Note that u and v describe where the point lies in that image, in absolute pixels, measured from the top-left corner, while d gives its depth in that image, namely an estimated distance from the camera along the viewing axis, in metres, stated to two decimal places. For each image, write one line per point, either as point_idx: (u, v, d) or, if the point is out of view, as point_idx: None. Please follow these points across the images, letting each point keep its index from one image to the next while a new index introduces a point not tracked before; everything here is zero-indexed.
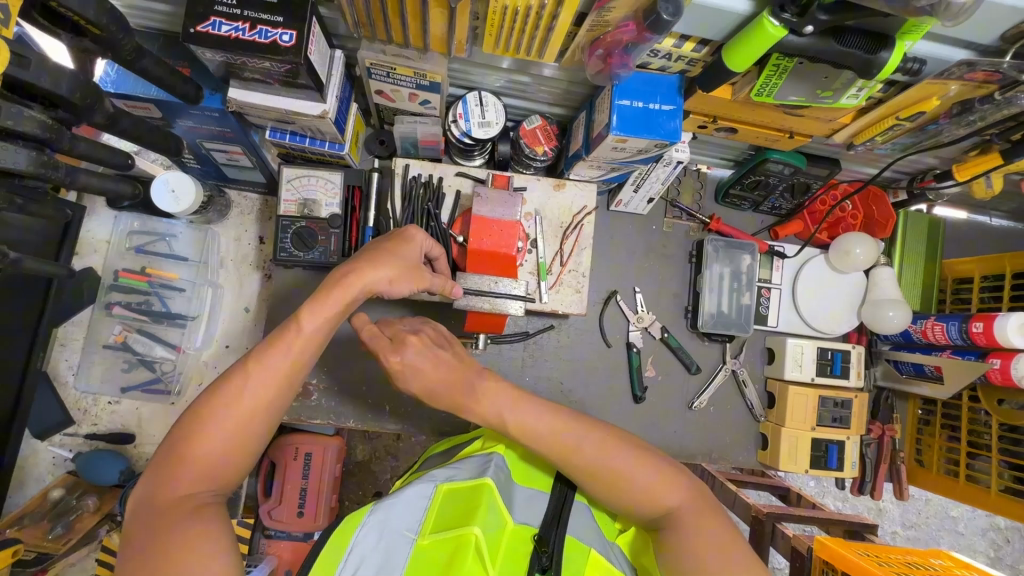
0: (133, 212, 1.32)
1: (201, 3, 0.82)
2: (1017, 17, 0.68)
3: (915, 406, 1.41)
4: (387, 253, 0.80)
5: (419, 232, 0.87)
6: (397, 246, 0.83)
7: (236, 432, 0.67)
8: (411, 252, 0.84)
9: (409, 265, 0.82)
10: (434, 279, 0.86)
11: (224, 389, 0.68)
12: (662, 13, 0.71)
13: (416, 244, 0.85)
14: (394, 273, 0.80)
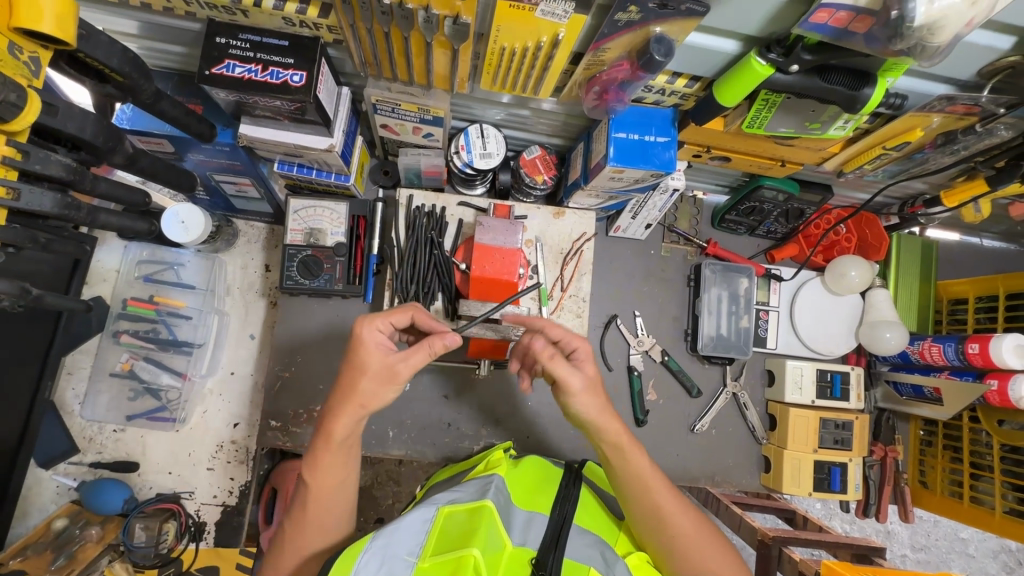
0: (142, 241, 1.35)
1: (216, 47, 0.86)
2: (991, 56, 0.72)
3: (917, 427, 1.41)
4: (353, 385, 0.77)
5: (366, 326, 0.78)
6: (357, 357, 0.77)
7: (329, 476, 0.80)
8: (366, 360, 0.77)
9: (374, 372, 0.76)
10: (406, 356, 0.77)
11: (320, 456, 0.79)
12: (653, 55, 0.75)
13: (376, 348, 0.77)
14: (366, 386, 0.77)
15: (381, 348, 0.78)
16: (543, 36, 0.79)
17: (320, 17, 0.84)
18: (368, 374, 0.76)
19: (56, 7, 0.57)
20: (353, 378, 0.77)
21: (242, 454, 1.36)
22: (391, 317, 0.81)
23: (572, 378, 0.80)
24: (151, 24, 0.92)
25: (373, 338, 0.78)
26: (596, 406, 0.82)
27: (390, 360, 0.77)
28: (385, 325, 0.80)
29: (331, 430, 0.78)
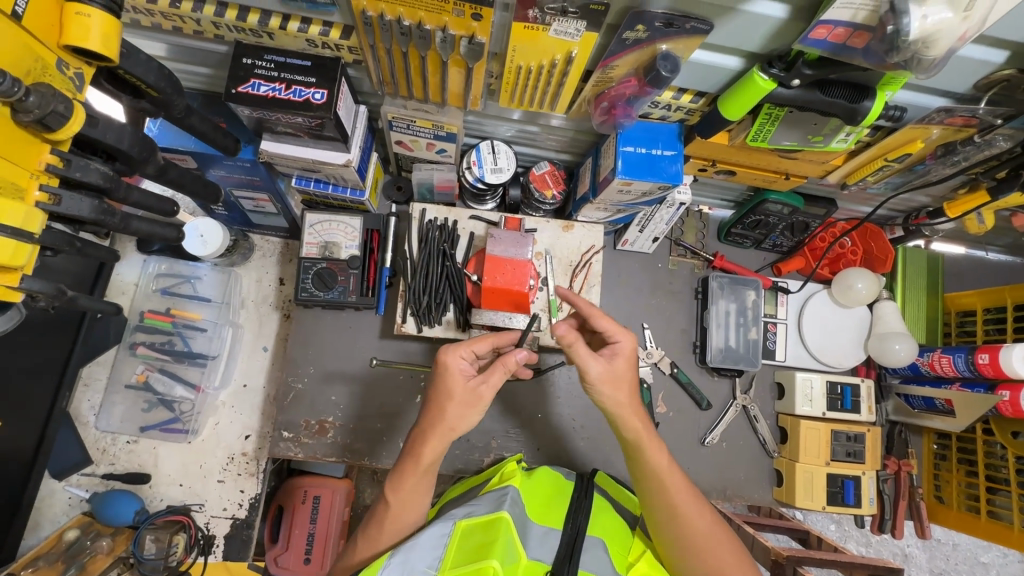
0: (162, 255, 1.38)
1: (242, 67, 0.91)
2: (986, 69, 0.75)
3: (930, 441, 1.40)
4: (441, 408, 0.83)
5: (451, 354, 0.84)
6: (444, 383, 0.83)
7: (409, 496, 0.85)
8: (454, 385, 0.83)
9: (464, 395, 0.83)
10: (493, 380, 0.84)
11: (404, 469, 0.85)
12: (660, 71, 0.78)
13: (461, 373, 0.84)
14: (454, 412, 0.83)
15: (465, 372, 0.84)
16: (555, 54, 0.82)
17: (342, 38, 0.88)
18: (456, 398, 0.83)
19: (103, 26, 0.61)
20: (439, 404, 0.84)
21: (253, 467, 1.37)
22: (474, 344, 0.88)
23: (592, 364, 0.84)
24: (180, 46, 0.97)
25: (458, 364, 0.84)
26: (620, 396, 0.85)
27: (474, 385, 0.83)
28: (467, 350, 0.86)
29: (419, 452, 0.84)
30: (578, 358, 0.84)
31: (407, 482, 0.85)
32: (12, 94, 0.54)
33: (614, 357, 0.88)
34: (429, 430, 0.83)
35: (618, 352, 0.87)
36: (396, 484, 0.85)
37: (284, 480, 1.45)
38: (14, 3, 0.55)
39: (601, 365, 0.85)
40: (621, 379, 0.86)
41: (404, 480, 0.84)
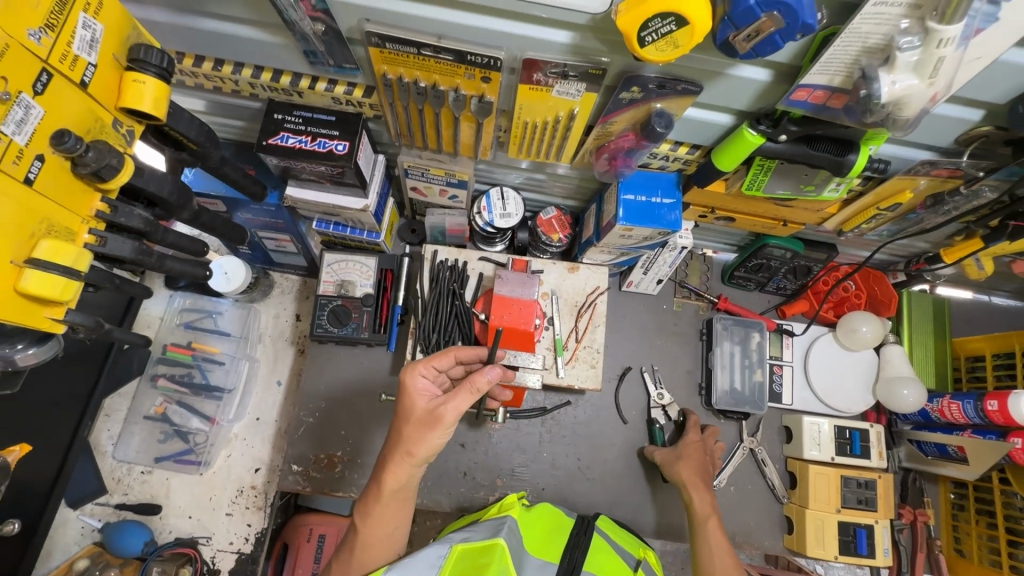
0: (187, 291, 1.46)
1: (273, 122, 1.00)
2: (964, 125, 0.79)
3: (947, 490, 1.37)
4: (401, 426, 0.86)
5: (410, 375, 0.88)
6: (405, 403, 0.87)
7: (378, 526, 0.87)
8: (413, 405, 0.86)
9: (421, 414, 0.85)
10: (449, 399, 0.84)
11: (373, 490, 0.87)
12: (656, 126, 0.84)
13: (420, 394, 0.87)
14: (413, 433, 0.84)
15: (423, 393, 0.87)
16: (558, 111, 0.89)
17: (364, 97, 0.97)
18: (414, 417, 0.85)
19: (155, 91, 0.69)
20: (399, 422, 0.87)
21: (261, 500, 1.38)
22: (434, 363, 0.92)
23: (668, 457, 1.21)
24: (218, 102, 1.07)
25: (417, 385, 0.88)
26: (688, 472, 1.17)
27: (430, 405, 0.85)
28: (425, 370, 0.90)
29: (383, 480, 0.86)
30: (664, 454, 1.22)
31: (370, 508, 0.87)
32: (74, 150, 0.61)
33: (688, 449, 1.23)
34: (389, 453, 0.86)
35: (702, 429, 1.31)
36: (362, 511, 0.88)
37: (289, 518, 1.43)
38: (83, 74, 0.62)
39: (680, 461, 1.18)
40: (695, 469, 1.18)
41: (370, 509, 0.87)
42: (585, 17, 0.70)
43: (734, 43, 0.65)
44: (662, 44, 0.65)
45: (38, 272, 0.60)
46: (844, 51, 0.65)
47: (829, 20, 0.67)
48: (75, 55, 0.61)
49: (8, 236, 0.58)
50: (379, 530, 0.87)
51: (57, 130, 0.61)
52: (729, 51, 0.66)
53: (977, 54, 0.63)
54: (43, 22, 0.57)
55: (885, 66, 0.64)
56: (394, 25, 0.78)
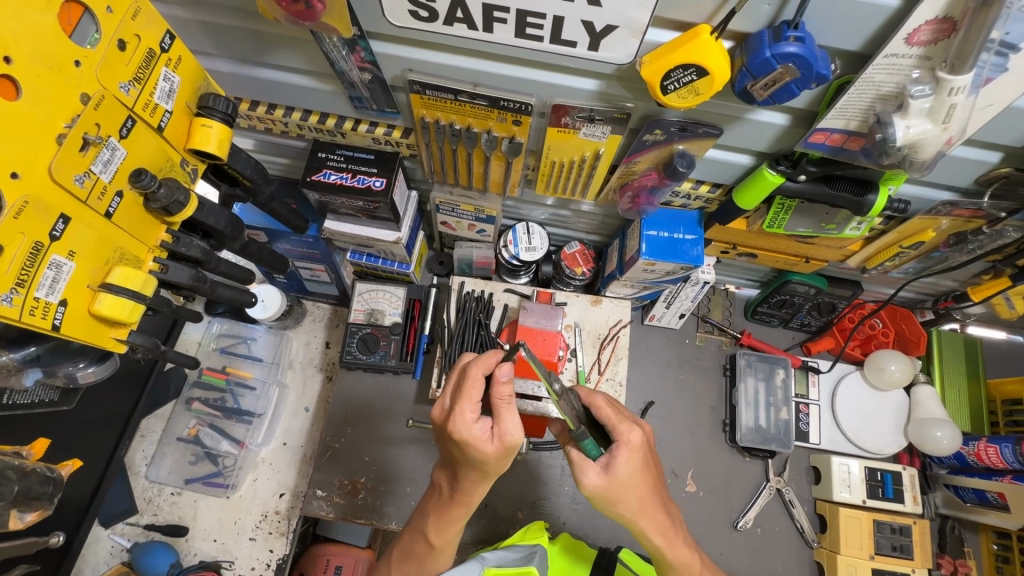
0: (225, 317, 1.52)
1: (317, 160, 1.07)
2: (981, 168, 0.81)
3: (988, 540, 1.30)
4: (482, 468, 0.80)
5: (456, 425, 0.78)
6: (474, 452, 0.78)
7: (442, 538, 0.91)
8: (485, 454, 0.78)
9: (501, 453, 0.79)
10: (512, 424, 0.79)
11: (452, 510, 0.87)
12: (678, 166, 0.88)
13: (486, 438, 0.77)
14: (497, 467, 0.80)
15: (487, 435, 0.78)
16: (583, 151, 0.95)
17: (402, 137, 1.03)
18: (494, 459, 0.78)
19: (219, 134, 0.76)
20: (481, 467, 0.80)
21: (285, 526, 1.39)
22: (469, 397, 0.79)
23: (584, 475, 0.78)
24: (266, 142, 1.15)
25: (476, 428, 0.77)
26: (632, 506, 0.79)
27: (501, 438, 0.78)
28: (471, 409, 0.78)
29: (463, 496, 0.87)
30: (570, 465, 0.79)
31: (452, 516, 0.89)
32: (148, 187, 0.68)
33: (614, 459, 0.78)
34: (474, 480, 0.83)
35: (627, 449, 0.79)
36: (441, 523, 0.90)
37: (308, 548, 1.45)
38: (160, 119, 0.70)
39: (597, 481, 0.77)
40: (623, 491, 0.78)
41: (447, 519, 0.89)
42: (612, 67, 0.76)
43: (752, 91, 0.69)
44: (684, 92, 0.70)
45: (110, 295, 0.66)
46: (859, 98, 0.69)
47: (842, 70, 0.71)
48: (155, 103, 0.69)
49: (87, 263, 0.64)
50: (445, 535, 0.90)
51: (135, 168, 0.68)
52: (747, 98, 0.71)
53: (988, 102, 0.66)
54: (132, 76, 0.65)
55: (899, 112, 0.68)
56: (434, 74, 0.85)
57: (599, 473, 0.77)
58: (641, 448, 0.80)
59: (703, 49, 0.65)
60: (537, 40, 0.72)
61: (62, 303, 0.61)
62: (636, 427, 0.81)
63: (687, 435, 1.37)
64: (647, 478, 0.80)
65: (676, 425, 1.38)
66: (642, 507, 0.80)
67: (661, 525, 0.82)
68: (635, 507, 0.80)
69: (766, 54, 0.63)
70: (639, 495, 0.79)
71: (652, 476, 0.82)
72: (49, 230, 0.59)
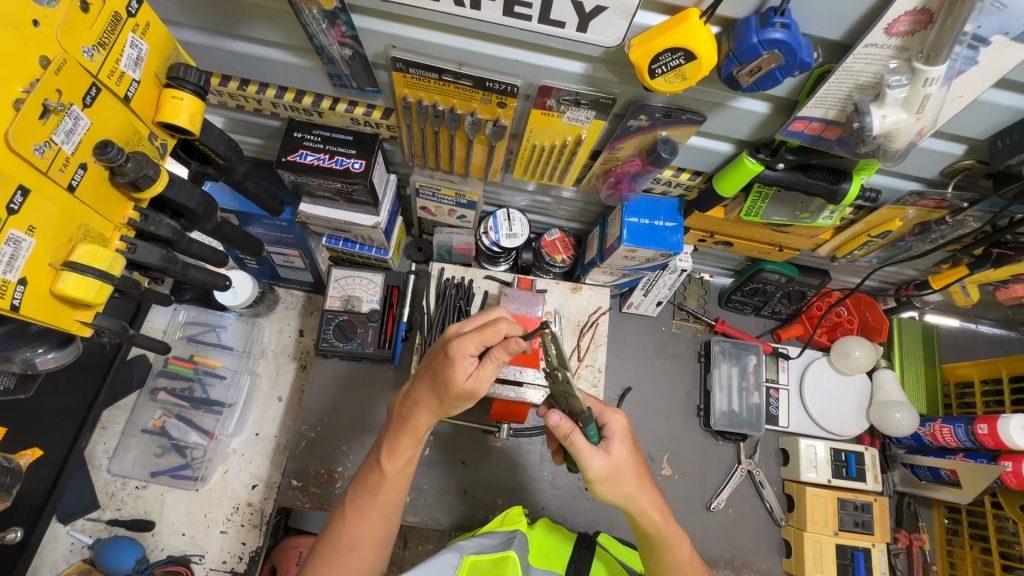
0: (192, 304, 1.47)
1: (293, 140, 1.03)
2: (947, 159, 0.85)
3: (940, 515, 1.39)
4: (441, 395, 0.83)
5: (454, 342, 0.79)
6: (443, 373, 0.81)
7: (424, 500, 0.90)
8: (452, 380, 0.80)
9: (456, 392, 0.81)
10: (478, 379, 0.80)
11: (404, 428, 0.88)
12: (661, 153, 0.89)
13: (463, 369, 0.79)
14: (450, 403, 0.83)
15: (467, 371, 0.80)
16: (568, 136, 0.94)
17: (382, 118, 1.01)
18: (454, 392, 0.81)
19: (191, 107, 0.72)
20: (440, 396, 0.82)
21: (257, 518, 1.35)
22: (482, 334, 0.80)
23: (592, 460, 0.79)
24: (238, 120, 1.11)
25: (464, 362, 0.79)
26: (630, 488, 0.82)
27: (470, 378, 0.80)
28: (477, 346, 0.79)
29: (416, 426, 0.86)
30: (578, 452, 0.79)
31: (403, 449, 0.88)
32: (115, 160, 0.64)
33: (611, 444, 0.81)
34: (425, 416, 0.86)
35: (614, 434, 0.82)
36: (393, 451, 0.88)
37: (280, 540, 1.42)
38: (127, 89, 0.66)
39: (602, 463, 0.80)
40: (623, 471, 0.81)
41: (400, 447, 0.88)
42: (599, 50, 0.76)
43: (738, 77, 0.70)
44: (671, 77, 0.71)
45: (74, 274, 0.62)
46: (838, 87, 0.70)
47: (823, 59, 0.73)
48: (122, 71, 0.65)
49: (48, 240, 0.60)
50: (399, 462, 0.88)
51: (100, 140, 0.64)
52: (733, 84, 0.72)
53: (957, 94, 0.69)
54: (97, 40, 0.61)
55: (876, 102, 0.70)
56: (417, 52, 0.83)
57: (602, 456, 0.80)
58: (627, 432, 0.84)
59: (692, 32, 0.65)
60: (525, 18, 0.71)
61: (21, 281, 0.58)
62: (612, 409, 0.85)
63: (662, 420, 1.40)
64: (637, 459, 0.84)
65: (652, 410, 1.41)
66: (642, 481, 0.84)
67: (656, 498, 0.86)
68: (634, 493, 0.83)
69: (753, 40, 0.64)
70: (637, 472, 0.83)
71: (641, 456, 0.86)
72: (6, 203, 0.55)
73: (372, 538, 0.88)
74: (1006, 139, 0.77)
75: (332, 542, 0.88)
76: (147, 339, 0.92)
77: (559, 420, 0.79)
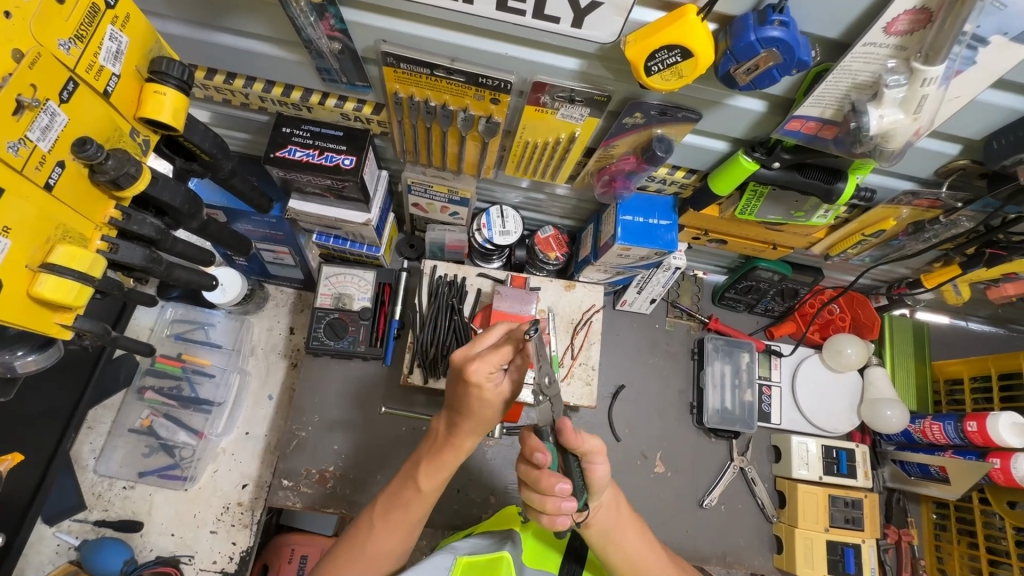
0: (180, 302, 1.44)
1: (281, 135, 1.01)
2: (942, 159, 0.85)
3: (928, 510, 1.40)
4: (472, 416, 0.78)
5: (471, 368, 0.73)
6: (470, 397, 0.75)
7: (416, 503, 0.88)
8: (483, 401, 0.75)
9: (488, 408, 0.77)
10: (503, 388, 0.77)
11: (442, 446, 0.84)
12: (656, 151, 0.88)
13: (493, 387, 0.75)
14: (483, 419, 0.79)
15: (496, 386, 0.75)
16: (562, 133, 0.93)
17: (373, 113, 0.99)
18: (485, 410, 0.77)
19: (174, 102, 0.70)
20: (474, 416, 0.78)
21: (247, 518, 1.34)
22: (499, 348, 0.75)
23: (602, 458, 0.78)
24: (224, 115, 1.08)
25: (490, 382, 0.74)
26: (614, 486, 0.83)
27: (503, 389, 0.77)
28: (498, 361, 0.75)
29: (460, 441, 0.82)
30: (592, 448, 0.76)
31: (444, 465, 0.84)
32: (95, 158, 0.62)
33: None
34: (466, 434, 0.81)
35: None
36: (432, 469, 0.84)
37: (272, 539, 1.40)
38: (106, 84, 0.64)
39: (606, 460, 0.79)
40: None
41: (439, 464, 0.84)
42: (594, 46, 0.74)
43: (735, 75, 0.69)
44: (667, 74, 0.69)
45: (53, 276, 0.60)
46: (835, 87, 0.70)
47: (821, 58, 0.72)
48: (100, 65, 0.63)
49: (25, 241, 0.58)
50: (435, 478, 0.84)
51: (78, 137, 0.62)
52: (729, 83, 0.70)
53: (954, 94, 0.68)
54: (73, 33, 0.59)
55: (873, 101, 0.69)
56: (409, 47, 0.81)
57: (605, 446, 0.80)
58: None
59: (690, 29, 0.64)
60: (519, 14, 0.70)
61: None
62: None
63: (655, 417, 1.40)
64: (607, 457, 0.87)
65: (646, 407, 1.41)
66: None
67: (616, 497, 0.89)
68: (618, 491, 0.84)
69: (750, 37, 0.63)
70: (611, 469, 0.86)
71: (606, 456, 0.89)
72: None
73: (392, 551, 0.86)
74: (1001, 139, 0.77)
75: (354, 548, 0.86)
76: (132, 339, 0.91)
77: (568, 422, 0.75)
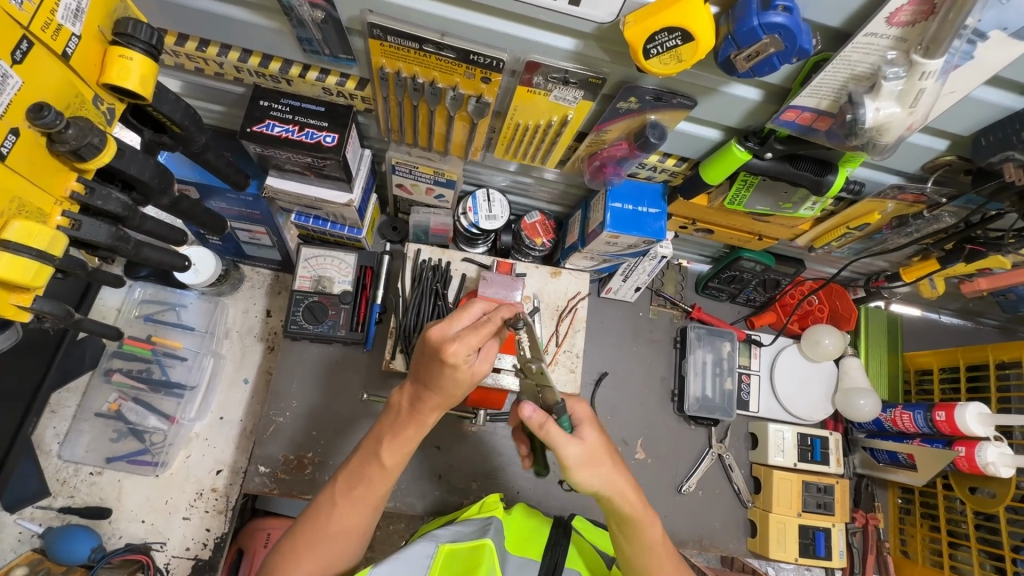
0: (149, 282, 1.37)
1: (259, 108, 0.96)
2: (931, 154, 0.86)
3: (895, 495, 1.46)
4: (438, 390, 0.76)
5: (453, 344, 0.71)
6: (443, 374, 0.73)
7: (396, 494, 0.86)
8: (451, 378, 0.74)
9: (451, 387, 0.75)
10: (470, 370, 0.74)
11: (408, 420, 0.81)
12: (650, 137, 0.86)
13: (467, 367, 0.73)
14: (449, 394, 0.77)
15: (470, 365, 0.74)
16: (554, 116, 0.90)
17: (357, 89, 0.94)
18: (450, 386, 0.75)
19: (141, 68, 0.65)
20: (440, 391, 0.76)
21: (223, 503, 1.31)
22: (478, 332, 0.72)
23: (567, 446, 0.75)
24: (196, 85, 1.02)
25: (466, 362, 0.72)
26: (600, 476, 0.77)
27: (475, 370, 0.74)
28: (476, 344, 0.72)
29: (424, 418, 0.80)
30: (553, 441, 0.75)
31: (406, 441, 0.82)
32: (53, 126, 0.57)
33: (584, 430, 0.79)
34: (432, 410, 0.79)
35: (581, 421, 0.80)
36: (394, 445, 0.81)
37: (246, 523, 1.35)
38: (65, 45, 0.59)
39: (577, 448, 0.76)
40: (598, 457, 0.77)
41: (402, 439, 0.81)
42: (591, 26, 0.72)
43: (735, 61, 0.67)
44: (666, 58, 0.67)
45: (9, 254, 0.57)
46: (834, 78, 0.69)
47: (821, 47, 0.71)
48: (59, 24, 0.57)
49: None
50: (398, 455, 0.82)
51: (35, 103, 0.57)
52: (729, 69, 0.69)
53: (951, 89, 0.68)
54: None
55: (869, 93, 0.69)
56: (396, 18, 0.77)
57: (577, 443, 0.76)
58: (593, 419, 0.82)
59: (691, 11, 0.62)
60: None
61: None
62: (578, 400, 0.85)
63: (637, 404, 1.41)
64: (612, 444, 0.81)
65: (628, 396, 1.41)
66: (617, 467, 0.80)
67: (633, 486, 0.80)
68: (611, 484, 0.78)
69: (753, 22, 0.61)
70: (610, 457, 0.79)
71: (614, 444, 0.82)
72: None
73: (360, 528, 0.82)
74: (989, 136, 0.77)
75: (317, 527, 0.81)
76: (93, 322, 0.87)
77: (532, 412, 0.75)
